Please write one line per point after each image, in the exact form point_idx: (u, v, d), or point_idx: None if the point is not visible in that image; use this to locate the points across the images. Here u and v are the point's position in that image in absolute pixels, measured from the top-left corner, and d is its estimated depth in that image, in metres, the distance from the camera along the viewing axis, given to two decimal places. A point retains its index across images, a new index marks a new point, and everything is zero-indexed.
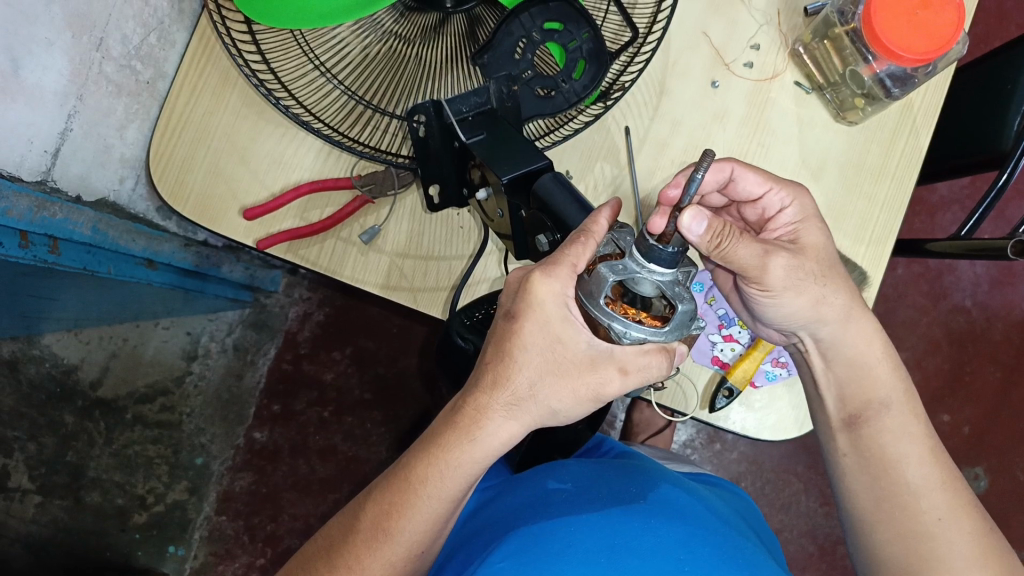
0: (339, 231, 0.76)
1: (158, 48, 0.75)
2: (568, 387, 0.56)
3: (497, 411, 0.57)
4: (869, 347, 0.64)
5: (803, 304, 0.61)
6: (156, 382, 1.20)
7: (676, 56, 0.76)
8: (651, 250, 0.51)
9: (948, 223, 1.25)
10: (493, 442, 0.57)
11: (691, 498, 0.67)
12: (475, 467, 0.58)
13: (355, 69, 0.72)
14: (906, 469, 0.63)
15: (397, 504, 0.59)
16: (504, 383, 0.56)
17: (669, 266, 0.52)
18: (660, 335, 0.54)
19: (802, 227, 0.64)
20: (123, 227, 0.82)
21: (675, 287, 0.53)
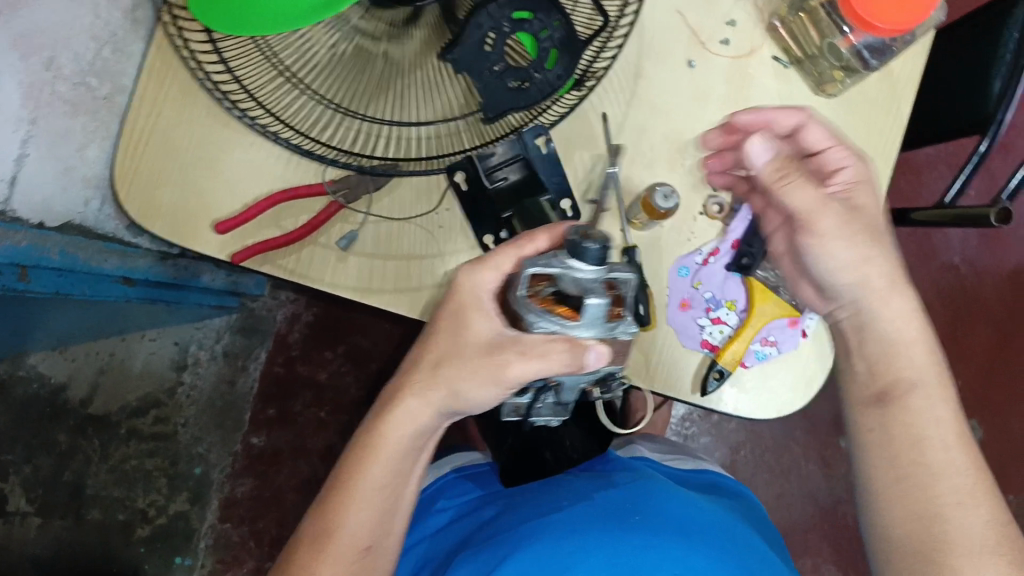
0: (317, 238, 0.75)
1: (113, 62, 0.72)
2: (476, 371, 0.57)
3: (408, 397, 0.60)
4: (904, 324, 0.62)
5: (852, 256, 0.62)
6: (148, 395, 1.20)
7: (651, 39, 0.74)
8: (577, 247, 0.48)
9: (934, 182, 1.25)
10: (407, 421, 0.60)
11: (692, 505, 0.68)
12: (403, 445, 0.61)
13: (321, 71, 0.70)
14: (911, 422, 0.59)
15: (340, 498, 0.60)
16: (416, 370, 0.60)
17: (591, 262, 0.48)
18: (569, 330, 0.49)
19: (856, 187, 0.64)
20: (91, 248, 0.81)
21: (597, 284, 0.49)
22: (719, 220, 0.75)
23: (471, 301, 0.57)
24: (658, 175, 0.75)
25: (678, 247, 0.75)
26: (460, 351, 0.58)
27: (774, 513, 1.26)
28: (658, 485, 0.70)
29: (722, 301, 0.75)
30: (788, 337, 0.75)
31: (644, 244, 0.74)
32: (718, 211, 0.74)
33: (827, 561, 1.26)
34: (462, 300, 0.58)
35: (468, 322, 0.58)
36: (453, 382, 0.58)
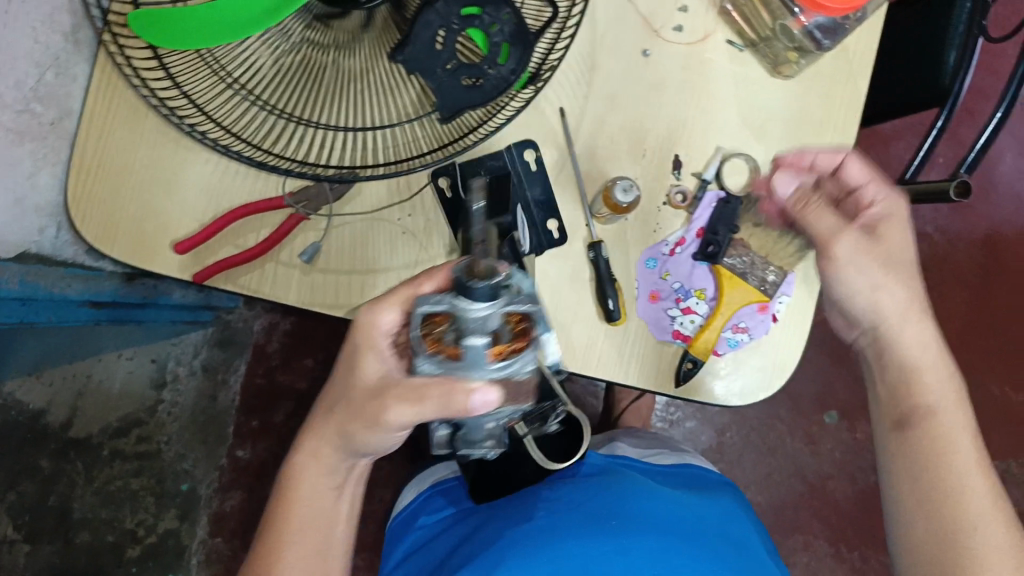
0: (279, 253, 0.74)
1: (58, 86, 0.71)
2: (366, 425, 0.57)
3: (309, 441, 0.62)
4: (921, 350, 0.60)
5: (862, 284, 0.60)
6: (128, 415, 1.19)
7: (603, 30, 0.73)
8: (463, 286, 0.45)
9: (902, 151, 1.24)
10: (309, 463, 0.62)
11: (659, 498, 0.72)
12: (317, 487, 0.63)
13: (271, 82, 0.69)
14: (939, 417, 0.58)
15: (267, 543, 0.63)
16: (316, 415, 0.62)
17: (477, 301, 0.44)
18: (452, 371, 0.48)
19: (884, 223, 0.62)
20: (53, 274, 0.80)
21: (482, 331, 0.46)
22: (684, 210, 0.74)
23: (364, 344, 0.58)
24: (619, 167, 0.74)
25: (646, 239, 0.74)
26: (347, 395, 0.59)
27: (763, 492, 1.27)
28: (629, 483, 0.74)
29: (692, 290, 0.74)
30: (758, 323, 0.74)
31: (609, 238, 0.74)
32: (682, 201, 0.74)
33: (818, 537, 1.26)
34: (355, 342, 0.58)
35: (360, 363, 0.58)
36: (343, 422, 0.59)
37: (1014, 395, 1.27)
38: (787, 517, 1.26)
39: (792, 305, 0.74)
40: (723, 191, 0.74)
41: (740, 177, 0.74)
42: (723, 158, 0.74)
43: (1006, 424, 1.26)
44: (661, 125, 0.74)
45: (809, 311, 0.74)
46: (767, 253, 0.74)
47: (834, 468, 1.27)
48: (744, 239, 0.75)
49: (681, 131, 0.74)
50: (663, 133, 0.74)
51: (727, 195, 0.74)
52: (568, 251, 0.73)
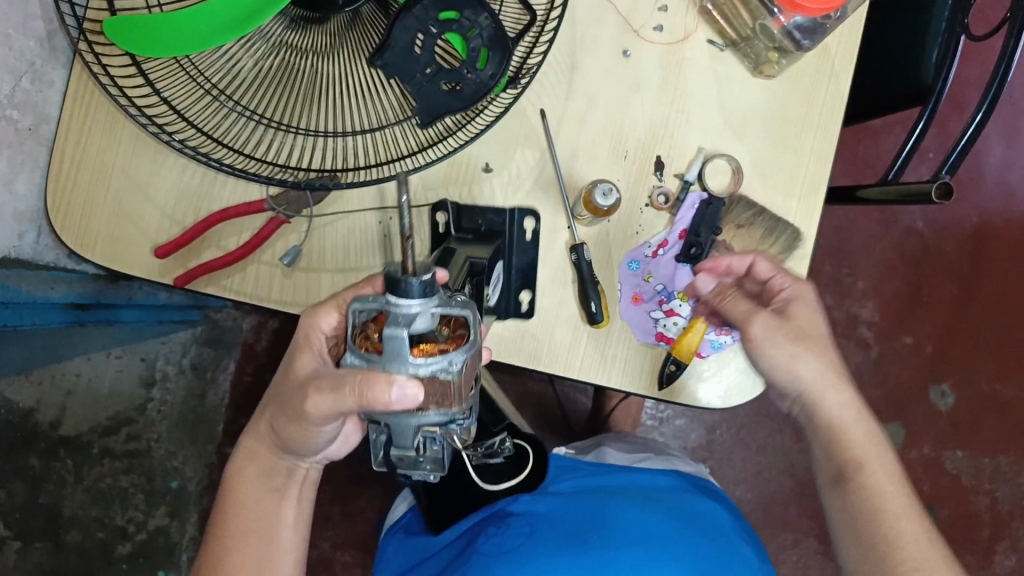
0: (261, 255, 0.74)
1: (34, 92, 0.71)
2: (289, 421, 0.59)
3: (247, 443, 0.67)
4: (842, 412, 0.63)
5: (777, 358, 0.63)
6: (118, 413, 1.18)
7: (583, 30, 0.73)
8: (389, 280, 0.44)
9: (892, 146, 1.24)
10: (248, 460, 0.66)
11: (642, 510, 0.73)
12: (253, 485, 0.66)
13: (249, 87, 0.68)
14: (869, 469, 0.62)
15: (216, 543, 0.66)
16: (255, 419, 0.67)
17: (401, 296, 0.44)
18: (375, 366, 0.46)
19: (793, 302, 0.65)
20: (35, 278, 0.80)
21: (405, 319, 0.44)
22: (667, 211, 0.73)
23: (301, 341, 0.60)
24: (599, 169, 0.73)
25: (628, 241, 0.74)
26: (274, 397, 0.63)
27: (752, 489, 1.27)
28: (612, 499, 0.75)
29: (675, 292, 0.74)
30: None
31: (591, 240, 0.73)
32: (665, 202, 0.73)
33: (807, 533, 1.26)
34: (296, 344, 0.61)
35: (296, 362, 0.60)
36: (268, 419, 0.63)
37: (1003, 390, 1.27)
38: (777, 514, 1.27)
39: None
40: (705, 192, 0.73)
41: (722, 177, 0.73)
42: (705, 159, 0.73)
43: (994, 419, 1.26)
44: (641, 126, 0.73)
45: None
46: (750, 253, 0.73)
47: None
48: (726, 240, 0.74)
49: (662, 132, 0.73)
50: (644, 134, 0.73)
51: (709, 196, 0.73)
52: (549, 254, 0.73)
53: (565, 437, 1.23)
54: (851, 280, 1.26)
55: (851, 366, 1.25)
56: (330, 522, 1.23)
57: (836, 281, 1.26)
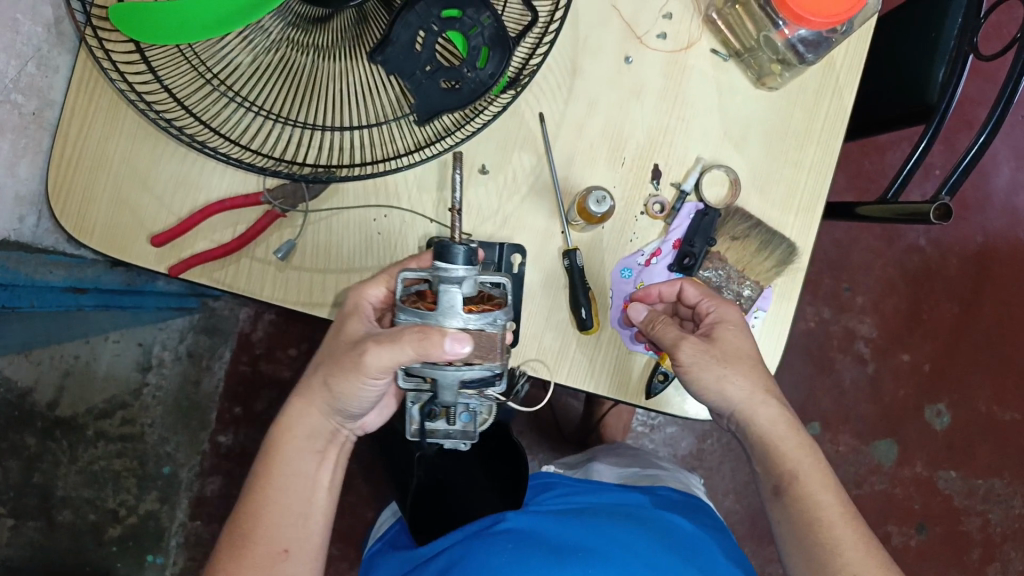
0: (254, 248, 0.73)
1: (39, 77, 0.71)
2: (341, 375, 0.61)
3: (295, 402, 0.66)
4: (772, 427, 0.67)
5: (708, 380, 0.66)
6: (114, 397, 1.20)
7: (586, 34, 0.72)
8: (441, 250, 0.54)
9: (897, 161, 1.23)
10: (297, 420, 0.65)
11: (633, 535, 0.72)
12: (297, 446, 0.66)
13: (250, 79, 0.68)
14: (804, 484, 0.66)
15: (253, 501, 0.64)
16: (304, 378, 0.66)
17: (457, 262, 0.53)
18: (428, 320, 0.53)
19: (720, 325, 0.68)
20: (34, 261, 0.80)
21: (462, 277, 0.53)
22: (661, 220, 0.73)
23: (351, 309, 0.63)
24: (596, 175, 0.73)
25: (621, 249, 0.73)
26: (327, 359, 0.63)
27: (741, 500, 1.26)
28: (603, 521, 0.74)
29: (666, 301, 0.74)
30: None
31: (583, 246, 0.73)
32: (660, 211, 0.72)
33: None
34: (345, 311, 0.64)
35: (346, 326, 0.63)
36: (326, 378, 0.63)
37: (999, 411, 1.26)
38: (765, 526, 1.26)
39: (767, 321, 0.72)
40: (701, 203, 0.72)
41: (720, 189, 0.72)
42: (703, 169, 0.72)
43: (988, 441, 1.26)
44: (639, 132, 0.73)
45: (787, 326, 0.72)
46: (743, 266, 0.73)
47: None
48: (720, 252, 0.74)
49: (661, 140, 0.73)
50: (643, 142, 0.73)
51: (705, 207, 0.72)
52: (541, 259, 0.73)
53: (554, 440, 1.23)
54: (851, 295, 1.24)
55: (847, 381, 1.24)
56: None
57: (836, 295, 1.24)
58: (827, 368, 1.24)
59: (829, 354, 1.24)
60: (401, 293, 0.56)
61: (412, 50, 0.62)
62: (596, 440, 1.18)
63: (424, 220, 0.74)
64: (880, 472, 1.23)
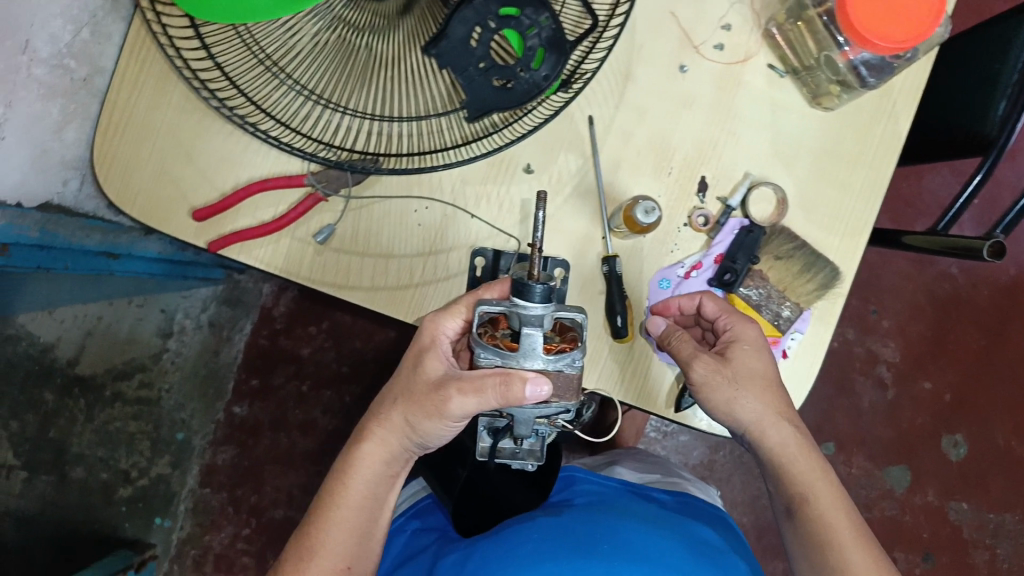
0: (295, 229, 0.73)
1: (92, 44, 0.73)
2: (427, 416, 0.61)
3: (375, 430, 0.65)
4: (783, 449, 0.67)
5: (719, 403, 0.67)
6: (135, 358, 1.19)
7: (641, 41, 0.71)
8: (520, 286, 0.53)
9: (937, 187, 1.21)
10: (376, 452, 0.65)
11: (659, 537, 0.72)
12: (373, 472, 0.66)
13: (303, 61, 0.67)
14: (816, 505, 0.66)
15: (322, 515, 0.66)
16: (384, 409, 0.65)
17: (536, 300, 0.53)
18: (508, 362, 0.54)
19: (739, 349, 0.67)
20: (73, 224, 0.81)
21: (543, 318, 0.53)
22: (705, 233, 0.72)
23: (429, 345, 0.62)
24: (640, 183, 0.72)
25: (661, 258, 0.72)
26: (410, 390, 0.63)
27: (750, 512, 1.26)
28: (626, 520, 0.74)
29: None
30: None
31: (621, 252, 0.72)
32: (704, 225, 0.71)
33: None
34: (421, 344, 0.63)
35: (425, 363, 0.62)
36: (408, 417, 0.63)
37: (1016, 445, 1.25)
38: (770, 539, 1.26)
39: (804, 343, 0.72)
40: (746, 219, 0.72)
41: (766, 206, 0.71)
42: (751, 185, 0.71)
43: (1003, 473, 1.25)
44: (688, 144, 0.72)
45: (822, 349, 0.72)
46: (784, 287, 0.72)
47: None
48: (763, 271, 0.73)
49: (709, 152, 0.72)
50: (690, 153, 0.72)
51: (750, 224, 0.71)
52: (579, 263, 0.72)
53: (568, 440, 1.22)
54: (877, 317, 1.24)
55: (865, 402, 1.23)
56: None
57: (860, 316, 1.24)
58: (846, 389, 1.24)
59: (850, 375, 1.23)
60: (477, 325, 0.56)
61: (467, 45, 0.61)
62: (608, 442, 1.18)
63: (468, 215, 0.73)
64: (890, 496, 1.23)
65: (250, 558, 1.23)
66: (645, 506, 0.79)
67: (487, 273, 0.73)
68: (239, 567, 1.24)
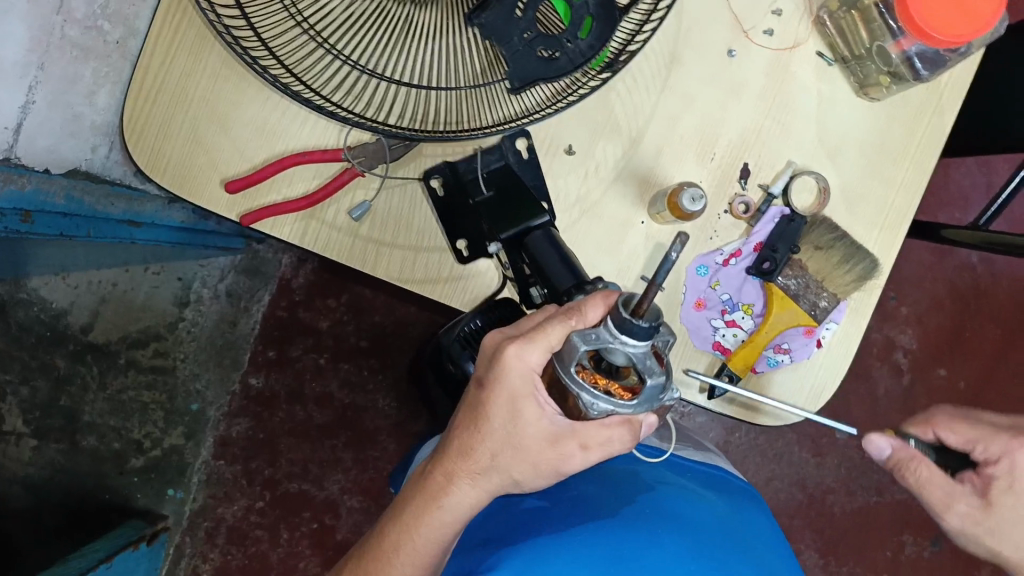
0: (324, 212, 0.72)
1: (127, 5, 0.73)
2: (528, 463, 0.56)
3: (464, 478, 0.58)
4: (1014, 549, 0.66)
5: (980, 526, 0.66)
6: (149, 327, 1.20)
7: (689, 25, 0.69)
8: (624, 323, 0.46)
9: (962, 177, 1.21)
10: (459, 509, 0.58)
11: (696, 507, 0.68)
12: (447, 524, 0.59)
13: (344, 29, 0.63)
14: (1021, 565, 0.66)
15: (382, 559, 0.60)
16: (474, 454, 0.57)
17: (641, 340, 0.46)
18: (625, 408, 0.50)
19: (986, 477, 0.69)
20: (99, 191, 0.81)
21: (646, 359, 0.47)
22: (744, 221, 0.72)
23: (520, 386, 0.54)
24: (683, 170, 0.71)
25: (700, 246, 0.72)
26: (517, 445, 0.56)
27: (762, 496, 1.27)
28: (665, 489, 0.70)
29: (739, 303, 0.73)
30: (802, 346, 0.72)
31: (642, 239, 0.72)
32: (744, 212, 0.71)
33: (809, 547, 1.27)
34: (514, 391, 0.54)
35: (520, 413, 0.55)
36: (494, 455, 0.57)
37: None
38: (782, 522, 1.28)
39: (837, 334, 0.73)
40: (788, 208, 0.71)
41: (808, 196, 0.71)
42: (794, 173, 0.71)
43: None
44: (732, 133, 0.71)
45: (854, 342, 0.73)
46: (823, 278, 0.72)
47: (835, 483, 1.28)
48: (802, 261, 0.73)
49: (753, 139, 0.71)
50: (735, 140, 0.71)
51: (792, 213, 0.71)
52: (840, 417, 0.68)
53: None
54: (895, 305, 1.24)
55: (880, 390, 1.24)
56: (342, 466, 1.24)
57: (880, 304, 1.24)
58: (863, 376, 1.24)
59: (867, 362, 1.24)
60: (576, 368, 0.50)
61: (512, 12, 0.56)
62: None
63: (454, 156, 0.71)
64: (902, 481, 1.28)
65: (264, 531, 1.23)
66: (680, 474, 0.75)
67: (450, 193, 0.71)
68: (252, 540, 1.23)
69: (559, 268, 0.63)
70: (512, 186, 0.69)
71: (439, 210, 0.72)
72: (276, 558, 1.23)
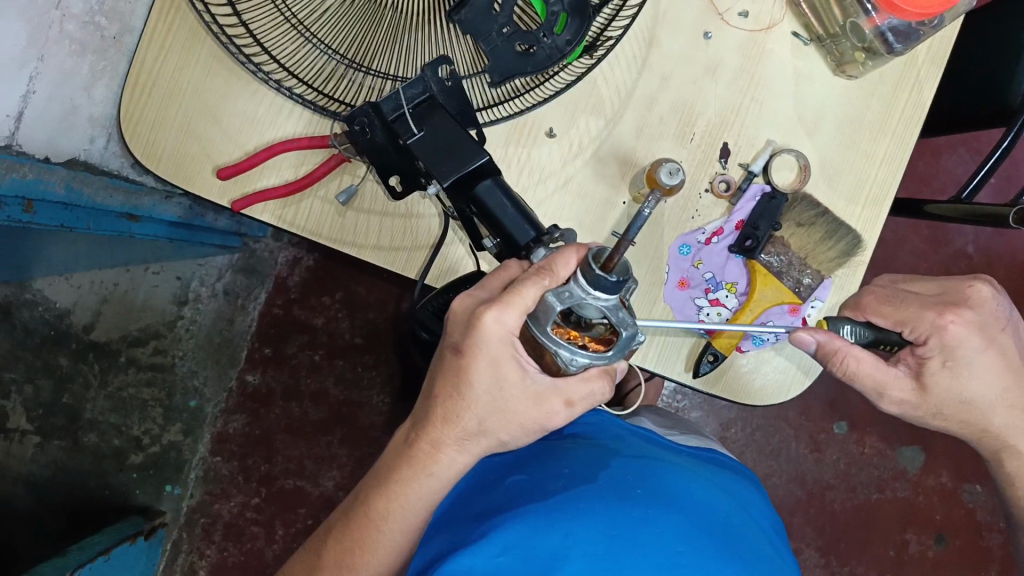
0: (316, 190, 0.74)
1: (122, 2, 0.76)
2: (515, 422, 0.58)
3: (450, 445, 0.59)
4: None
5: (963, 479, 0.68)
6: (149, 326, 1.21)
7: (665, 7, 0.70)
8: (595, 278, 0.48)
9: (954, 166, 1.21)
10: (446, 473, 0.60)
11: (698, 486, 0.66)
12: (430, 490, 0.61)
13: (327, 19, 0.63)
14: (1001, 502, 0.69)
15: (364, 524, 0.62)
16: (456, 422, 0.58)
17: (610, 296, 0.49)
18: (601, 361, 0.52)
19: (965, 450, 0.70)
20: (97, 183, 0.81)
21: (618, 313, 0.50)
22: (726, 200, 0.73)
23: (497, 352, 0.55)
24: (662, 150, 0.72)
25: (682, 227, 0.72)
26: (504, 407, 0.57)
27: None
28: (662, 465, 0.67)
29: (722, 282, 0.73)
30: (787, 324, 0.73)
31: (623, 217, 0.73)
32: (725, 190, 0.72)
33: (809, 545, 1.26)
34: (493, 354, 0.55)
35: (503, 375, 0.56)
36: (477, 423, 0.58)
37: None
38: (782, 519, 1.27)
39: (822, 312, 0.73)
40: (768, 185, 0.72)
41: (788, 173, 0.72)
42: (773, 152, 0.72)
43: None
44: (710, 112, 0.72)
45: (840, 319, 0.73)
46: (806, 254, 0.73)
47: (834, 479, 1.27)
48: (785, 238, 0.74)
49: (732, 119, 0.72)
50: (714, 119, 0.72)
51: (772, 191, 0.72)
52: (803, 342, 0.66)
53: None
54: None
55: None
56: (337, 462, 1.25)
57: None
58: None
59: None
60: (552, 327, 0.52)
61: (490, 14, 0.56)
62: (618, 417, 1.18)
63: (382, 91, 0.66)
64: (902, 478, 1.27)
65: (260, 528, 1.24)
66: (673, 453, 0.72)
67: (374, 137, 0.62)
68: (248, 536, 1.24)
69: (514, 219, 0.59)
70: (443, 120, 0.60)
71: (365, 149, 0.62)
72: (272, 555, 1.24)
